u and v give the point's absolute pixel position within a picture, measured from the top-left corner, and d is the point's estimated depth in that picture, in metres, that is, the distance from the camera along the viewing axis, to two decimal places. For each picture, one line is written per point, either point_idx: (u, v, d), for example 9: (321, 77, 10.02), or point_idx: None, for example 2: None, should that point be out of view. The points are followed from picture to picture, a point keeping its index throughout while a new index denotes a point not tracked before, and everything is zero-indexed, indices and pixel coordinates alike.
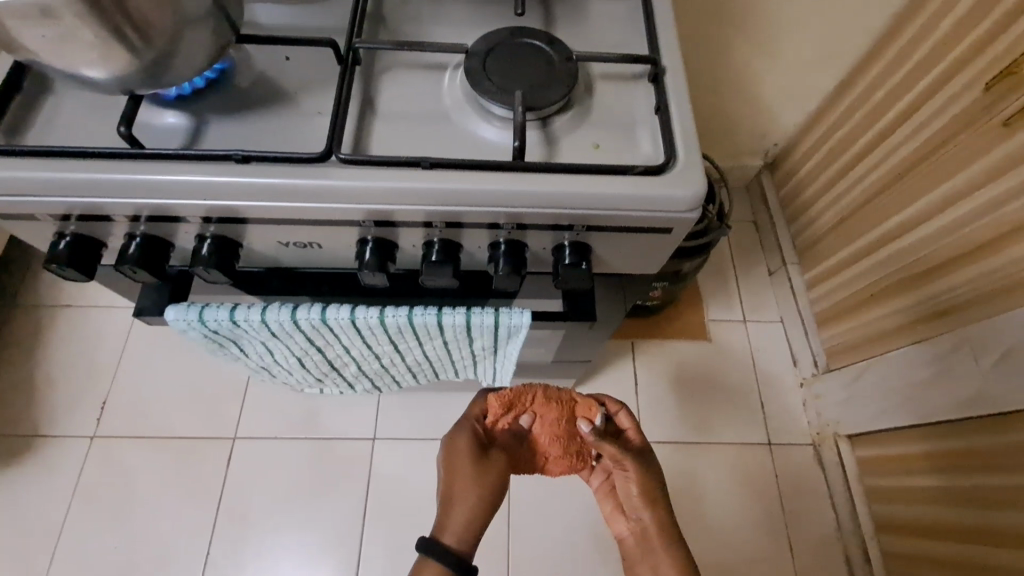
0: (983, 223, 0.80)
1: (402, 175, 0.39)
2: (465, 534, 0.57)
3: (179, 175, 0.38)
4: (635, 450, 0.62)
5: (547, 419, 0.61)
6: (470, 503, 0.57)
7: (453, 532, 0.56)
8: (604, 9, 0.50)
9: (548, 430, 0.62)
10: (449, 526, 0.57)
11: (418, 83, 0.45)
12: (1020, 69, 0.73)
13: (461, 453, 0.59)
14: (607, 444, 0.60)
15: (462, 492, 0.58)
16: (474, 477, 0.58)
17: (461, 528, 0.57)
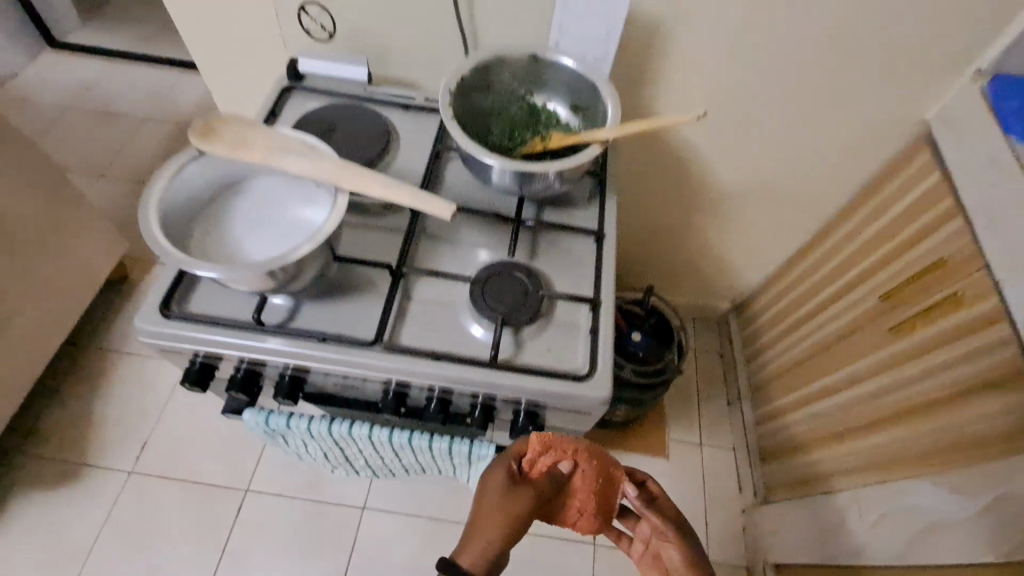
0: (871, 405, 0.99)
1: (418, 361, 0.61)
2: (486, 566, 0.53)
3: (278, 344, 0.60)
4: (674, 521, 0.66)
5: (588, 472, 0.60)
6: (499, 538, 0.54)
7: (471, 563, 0.53)
8: (572, 244, 0.73)
9: (589, 481, 0.61)
10: (470, 555, 0.53)
11: (439, 290, 0.67)
12: (900, 292, 0.95)
13: (499, 487, 0.57)
14: (654, 515, 0.66)
15: (494, 522, 0.55)
16: (507, 512, 0.55)
17: (485, 559, 0.53)
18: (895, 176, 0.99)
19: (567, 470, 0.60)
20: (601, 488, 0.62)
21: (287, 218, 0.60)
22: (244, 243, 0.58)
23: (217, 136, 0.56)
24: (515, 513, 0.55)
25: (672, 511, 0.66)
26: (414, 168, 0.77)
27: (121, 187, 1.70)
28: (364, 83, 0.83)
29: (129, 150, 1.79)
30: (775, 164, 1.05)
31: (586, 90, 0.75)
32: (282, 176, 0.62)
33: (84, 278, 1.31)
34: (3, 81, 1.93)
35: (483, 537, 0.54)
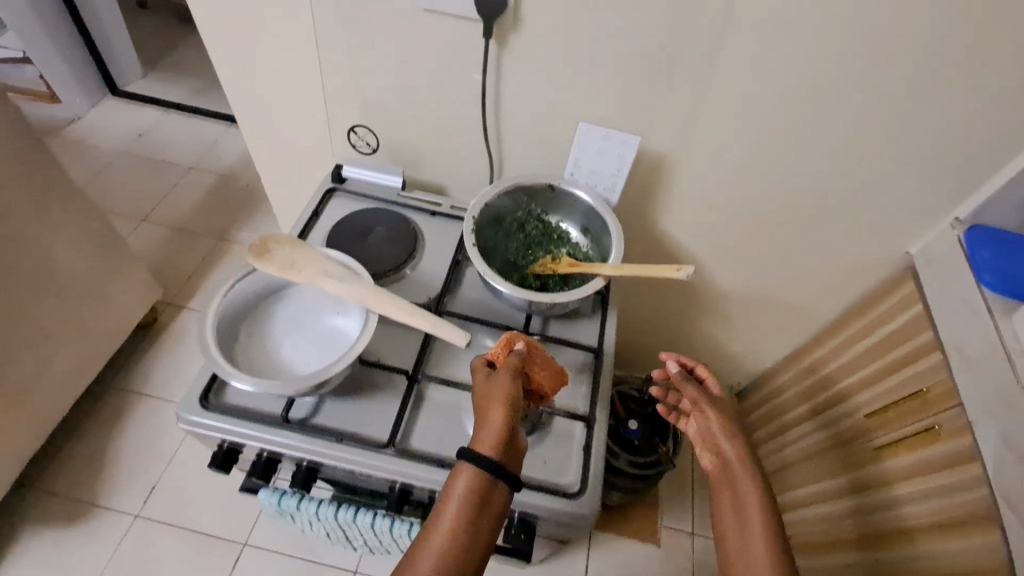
0: (859, 521, 1.02)
1: (424, 468, 0.67)
2: (498, 442, 0.60)
3: (300, 441, 0.67)
4: (713, 396, 0.74)
5: (539, 352, 0.70)
6: (503, 416, 0.61)
7: (487, 443, 0.59)
8: (571, 359, 0.80)
9: (544, 358, 0.70)
10: (481, 439, 0.60)
11: (450, 395, 0.74)
12: (886, 413, 0.99)
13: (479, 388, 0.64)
14: (688, 385, 0.74)
15: (489, 408, 0.62)
16: (495, 397, 0.63)
17: (495, 437, 0.60)
18: (883, 300, 1.06)
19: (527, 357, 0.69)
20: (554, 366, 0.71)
21: (323, 328, 0.67)
22: (284, 349, 0.65)
23: (272, 257, 0.64)
24: (501, 394, 0.63)
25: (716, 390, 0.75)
26: (436, 273, 0.86)
27: (161, 233, 1.82)
28: (398, 189, 0.93)
29: (172, 198, 1.92)
30: (771, 276, 1.12)
31: (596, 218, 0.83)
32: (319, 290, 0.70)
33: (119, 324, 1.40)
34: (66, 124, 2.09)
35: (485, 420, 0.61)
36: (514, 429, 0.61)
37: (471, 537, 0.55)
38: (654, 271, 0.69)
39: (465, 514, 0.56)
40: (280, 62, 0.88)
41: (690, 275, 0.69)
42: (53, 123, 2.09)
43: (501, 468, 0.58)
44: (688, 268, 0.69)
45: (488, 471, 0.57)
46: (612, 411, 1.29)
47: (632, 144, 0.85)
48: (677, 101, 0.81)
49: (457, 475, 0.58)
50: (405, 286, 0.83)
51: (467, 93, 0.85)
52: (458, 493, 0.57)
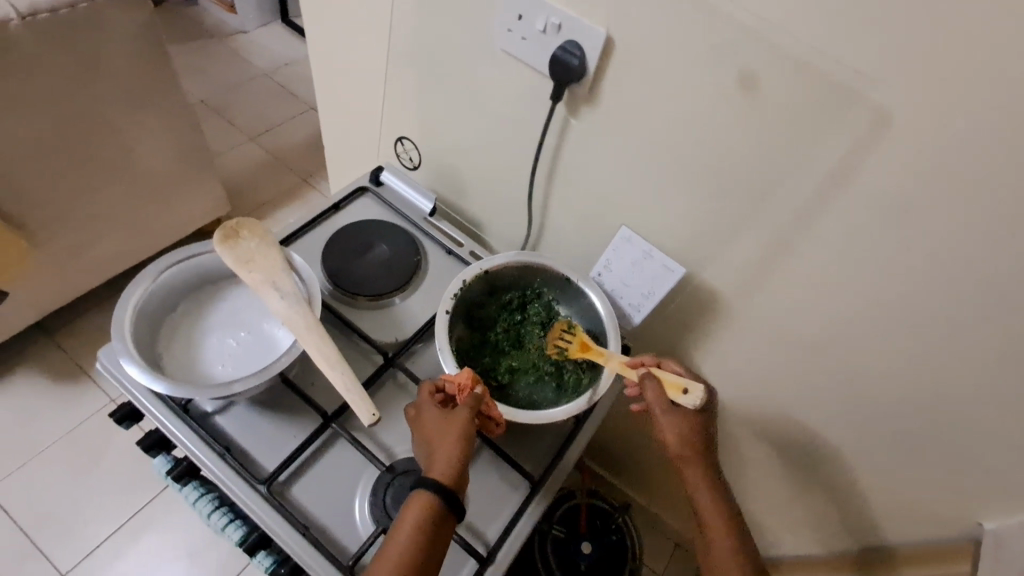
0: None
1: (285, 528, 0.59)
2: (455, 471, 0.55)
3: (184, 436, 0.62)
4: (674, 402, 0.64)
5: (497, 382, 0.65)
6: (459, 445, 0.56)
7: (440, 470, 0.55)
8: (508, 475, 0.68)
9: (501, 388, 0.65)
10: (438, 468, 0.55)
11: (356, 459, 0.66)
12: None
13: (432, 414, 0.59)
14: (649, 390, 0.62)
15: (445, 438, 0.57)
16: (455, 428, 0.57)
17: (451, 467, 0.55)
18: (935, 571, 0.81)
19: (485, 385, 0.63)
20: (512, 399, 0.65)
21: (257, 334, 0.63)
22: (209, 340, 0.62)
23: (235, 246, 0.60)
24: (459, 426, 0.57)
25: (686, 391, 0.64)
26: (417, 316, 0.78)
27: (258, 156, 1.92)
28: (425, 213, 0.87)
29: (283, 128, 2.03)
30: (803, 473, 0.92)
31: (603, 331, 0.71)
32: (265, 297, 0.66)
33: (176, 224, 1.49)
34: (232, 34, 2.30)
35: (441, 451, 0.56)
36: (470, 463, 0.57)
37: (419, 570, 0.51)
38: (664, 377, 0.62)
39: (417, 548, 0.51)
40: (364, 49, 0.86)
41: (697, 402, 0.61)
42: (223, 30, 2.30)
43: (459, 502, 0.54)
44: (701, 393, 0.61)
45: (444, 503, 0.53)
46: (571, 522, 1.14)
47: (674, 274, 0.72)
48: (748, 244, 0.66)
49: (410, 505, 0.53)
50: (381, 319, 0.77)
51: (523, 146, 0.76)
52: (408, 525, 0.52)
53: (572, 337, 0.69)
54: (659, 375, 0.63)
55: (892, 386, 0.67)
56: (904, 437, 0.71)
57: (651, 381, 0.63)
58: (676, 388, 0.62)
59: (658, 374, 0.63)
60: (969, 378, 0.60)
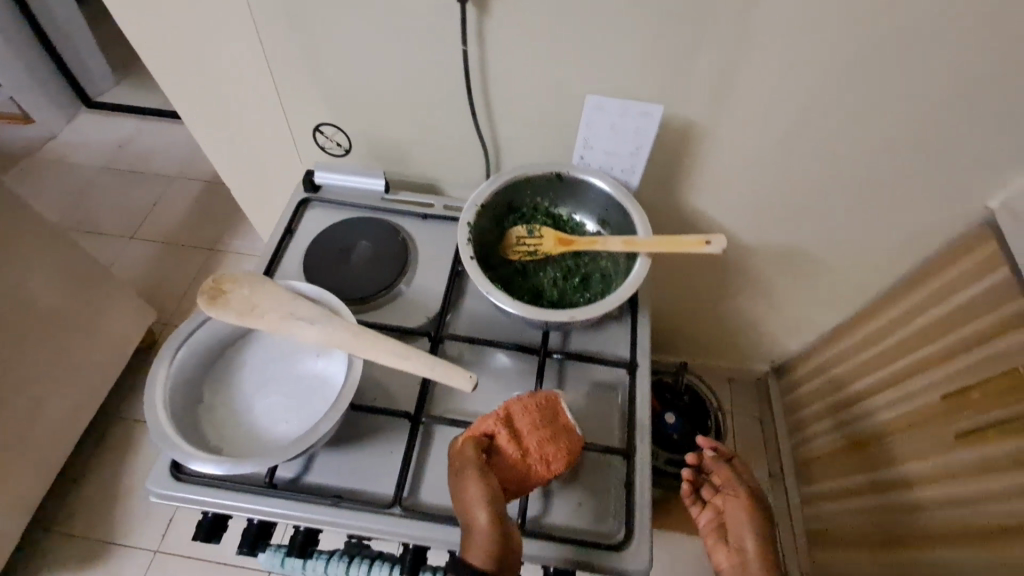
0: (932, 516, 0.90)
1: (439, 528, 0.57)
2: (485, 546, 0.50)
3: (286, 508, 0.57)
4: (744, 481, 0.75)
5: (521, 419, 0.58)
6: (483, 514, 0.51)
7: (472, 548, 0.50)
8: (602, 376, 0.68)
9: (525, 420, 0.58)
10: (468, 553, 0.50)
11: (463, 434, 0.63)
12: (970, 394, 0.87)
13: (453, 484, 0.54)
14: (723, 467, 0.76)
15: (468, 512, 0.52)
16: (473, 490, 0.53)
17: (480, 542, 0.50)
18: (956, 263, 0.92)
19: (506, 432, 0.57)
20: (552, 427, 0.58)
21: (301, 380, 0.58)
22: (257, 407, 0.56)
23: (226, 302, 0.54)
24: (477, 491, 0.52)
25: (741, 468, 0.77)
26: (433, 288, 0.74)
27: (153, 250, 1.73)
28: (381, 193, 0.81)
29: (160, 211, 1.83)
30: (814, 243, 0.98)
31: (614, 209, 0.71)
32: (282, 346, 0.60)
33: (111, 354, 1.35)
34: (44, 144, 2.00)
35: (470, 524, 0.51)
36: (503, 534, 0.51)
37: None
38: (681, 242, 0.61)
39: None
40: (226, 55, 0.76)
41: (723, 249, 0.60)
42: (30, 144, 2.00)
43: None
44: (723, 240, 0.60)
45: None
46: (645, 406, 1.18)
47: (653, 117, 0.72)
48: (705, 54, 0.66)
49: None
50: (401, 306, 0.72)
51: (447, 71, 0.71)
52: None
53: (541, 237, 0.68)
54: (674, 243, 0.61)
55: None
56: (880, 152, 0.79)
57: (722, 463, 0.77)
58: (699, 244, 0.61)
59: (672, 241, 0.61)
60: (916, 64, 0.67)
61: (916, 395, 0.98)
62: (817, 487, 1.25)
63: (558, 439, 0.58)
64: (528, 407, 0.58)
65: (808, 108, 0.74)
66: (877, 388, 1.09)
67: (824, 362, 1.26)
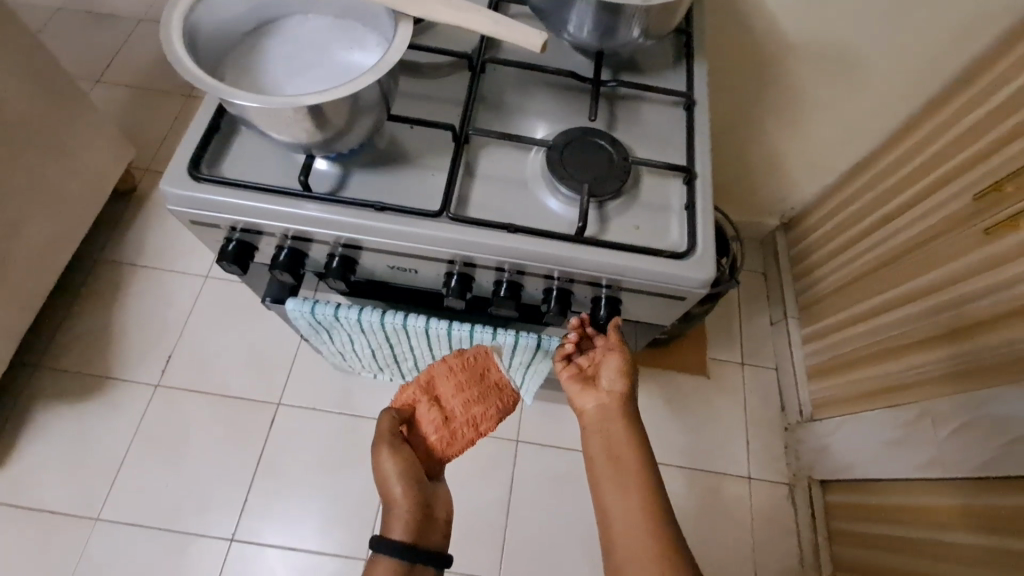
0: (950, 315, 0.90)
1: (493, 234, 0.53)
2: (407, 521, 0.57)
3: (323, 213, 0.52)
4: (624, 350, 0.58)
5: (445, 385, 0.64)
6: (403, 487, 0.59)
7: (395, 523, 0.57)
8: (654, 113, 0.64)
9: (448, 385, 0.64)
10: (388, 529, 0.56)
11: (511, 161, 0.59)
12: (1003, 186, 0.84)
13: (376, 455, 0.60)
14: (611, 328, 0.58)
15: (391, 481, 0.59)
16: (394, 464, 0.60)
17: (403, 512, 0.57)
18: (1007, 56, 0.87)
19: (429, 398, 0.64)
20: (476, 386, 0.66)
21: (335, 60, 0.51)
22: (286, 85, 0.49)
23: None
24: (401, 463, 0.60)
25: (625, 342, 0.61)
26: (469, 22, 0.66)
27: (125, 94, 1.57)
28: None
29: (127, 54, 1.64)
30: (858, 40, 0.92)
31: None
32: (294, 27, 0.52)
33: (90, 184, 1.24)
34: None
35: (393, 496, 0.58)
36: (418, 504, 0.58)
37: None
38: None
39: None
40: None
41: None
42: None
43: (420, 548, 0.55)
44: None
45: (408, 556, 0.54)
46: None
47: None
48: None
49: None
50: (434, 39, 0.64)
51: None
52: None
53: None
54: None
55: None
56: None
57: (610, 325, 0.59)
58: None
59: None
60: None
61: (943, 206, 0.96)
62: (823, 325, 1.26)
63: (483, 397, 0.66)
64: (453, 367, 0.63)
65: None
66: (901, 210, 1.06)
67: (842, 201, 1.23)
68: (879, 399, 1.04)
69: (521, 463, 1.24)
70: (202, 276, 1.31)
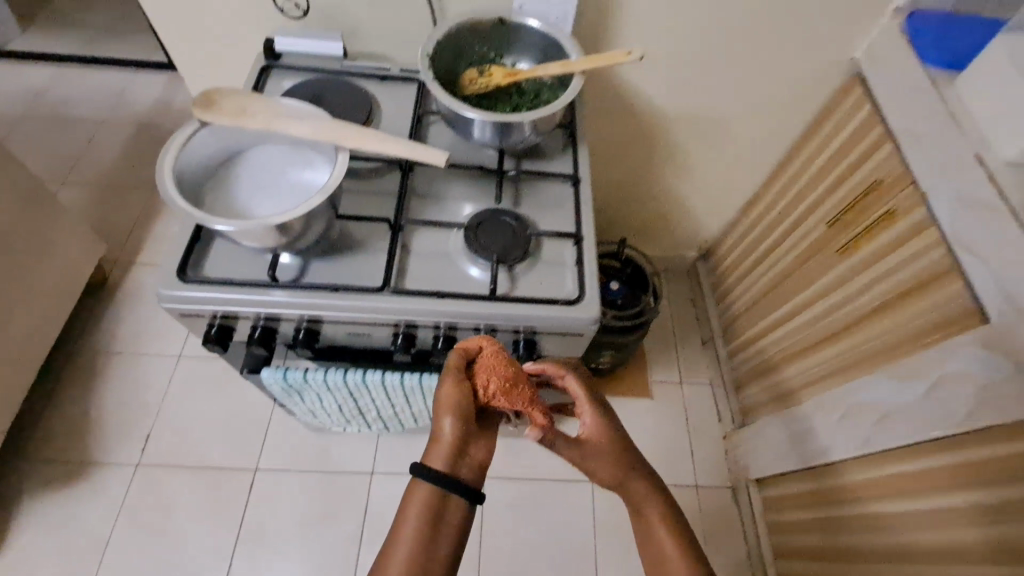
0: (826, 321, 1.09)
1: (426, 300, 0.67)
2: (446, 457, 0.59)
3: (288, 297, 0.65)
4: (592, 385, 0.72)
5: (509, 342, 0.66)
6: (451, 423, 0.60)
7: (436, 457, 0.59)
8: (549, 189, 0.81)
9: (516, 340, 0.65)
10: (428, 459, 0.59)
11: (438, 239, 0.75)
12: (845, 215, 1.04)
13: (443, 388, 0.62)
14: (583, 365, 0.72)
15: (444, 413, 0.61)
16: (448, 400, 0.61)
17: (445, 452, 0.59)
18: (832, 114, 1.10)
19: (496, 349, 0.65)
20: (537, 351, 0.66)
21: (291, 180, 0.65)
22: (254, 204, 0.64)
23: (219, 109, 0.61)
24: (454, 399, 0.61)
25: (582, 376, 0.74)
26: (398, 130, 0.83)
27: (92, 192, 1.68)
28: (340, 58, 0.89)
29: (92, 154, 1.76)
30: (719, 109, 1.14)
31: (552, 50, 0.82)
32: (258, 156, 0.67)
33: (66, 280, 1.34)
34: None
35: (440, 433, 0.60)
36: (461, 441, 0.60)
37: (428, 563, 0.55)
38: (606, 58, 0.72)
39: (419, 545, 0.55)
40: None
41: (641, 56, 0.73)
42: None
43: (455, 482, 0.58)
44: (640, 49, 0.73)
45: (440, 487, 0.57)
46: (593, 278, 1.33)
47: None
48: None
49: (408, 500, 0.57)
50: None
51: None
52: (410, 517, 0.56)
53: (489, 76, 0.77)
54: (602, 60, 0.73)
55: None
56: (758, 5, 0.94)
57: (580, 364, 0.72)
58: (621, 56, 0.73)
59: (600, 59, 0.73)
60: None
61: (808, 233, 1.16)
62: (742, 340, 1.43)
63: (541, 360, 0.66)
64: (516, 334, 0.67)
65: None
66: (782, 237, 1.26)
67: (741, 231, 1.44)
68: (788, 401, 1.20)
69: (489, 497, 1.33)
70: (176, 355, 1.40)
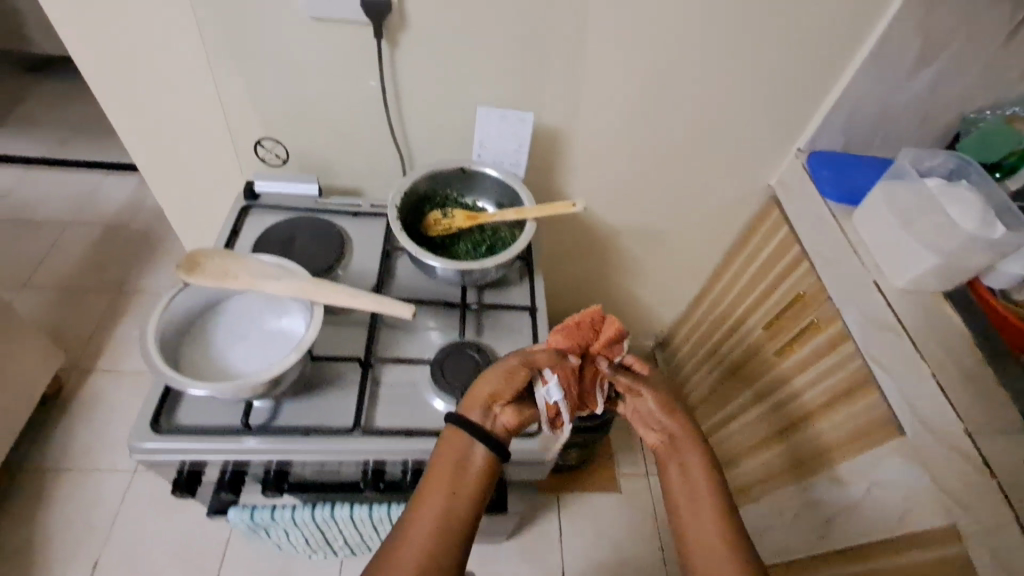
0: (772, 418, 1.17)
1: (395, 440, 0.71)
2: (478, 411, 0.65)
3: (261, 445, 0.68)
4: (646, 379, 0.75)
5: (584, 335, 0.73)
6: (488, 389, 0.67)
7: (472, 408, 0.65)
8: (509, 319, 0.88)
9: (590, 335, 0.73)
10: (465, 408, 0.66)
11: (406, 373, 0.79)
12: (778, 320, 1.16)
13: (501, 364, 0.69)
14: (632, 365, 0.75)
15: (489, 383, 0.68)
16: (497, 374, 0.68)
17: (479, 406, 0.66)
18: (760, 229, 1.24)
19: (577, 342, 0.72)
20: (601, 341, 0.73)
21: (270, 331, 0.70)
22: (233, 355, 0.68)
23: (204, 271, 0.66)
24: (503, 373, 0.68)
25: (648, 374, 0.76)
26: (369, 265, 0.90)
27: (52, 297, 1.66)
28: (316, 197, 0.96)
29: (54, 258, 1.76)
30: (662, 224, 1.27)
31: (508, 193, 0.92)
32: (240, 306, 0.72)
33: (20, 396, 1.30)
34: None
35: (480, 392, 0.67)
36: (501, 401, 0.67)
37: (457, 500, 0.60)
38: (554, 210, 0.82)
39: (450, 482, 0.61)
40: (182, 87, 0.90)
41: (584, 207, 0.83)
42: None
43: (493, 437, 0.64)
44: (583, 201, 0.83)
45: (471, 435, 0.63)
46: None
47: (527, 121, 0.97)
48: (557, 77, 0.93)
49: (444, 442, 0.64)
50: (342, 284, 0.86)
51: (366, 96, 0.92)
52: (442, 470, 0.62)
53: (452, 217, 0.86)
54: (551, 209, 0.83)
55: (665, 120, 1.03)
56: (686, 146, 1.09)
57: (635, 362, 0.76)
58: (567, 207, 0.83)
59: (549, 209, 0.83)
60: (703, 66, 0.95)
61: (748, 333, 1.27)
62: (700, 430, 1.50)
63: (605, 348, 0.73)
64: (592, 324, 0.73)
65: (631, 115, 1.02)
66: (727, 333, 1.36)
67: (693, 325, 1.54)
68: (746, 495, 1.25)
69: None
70: (131, 471, 1.34)
